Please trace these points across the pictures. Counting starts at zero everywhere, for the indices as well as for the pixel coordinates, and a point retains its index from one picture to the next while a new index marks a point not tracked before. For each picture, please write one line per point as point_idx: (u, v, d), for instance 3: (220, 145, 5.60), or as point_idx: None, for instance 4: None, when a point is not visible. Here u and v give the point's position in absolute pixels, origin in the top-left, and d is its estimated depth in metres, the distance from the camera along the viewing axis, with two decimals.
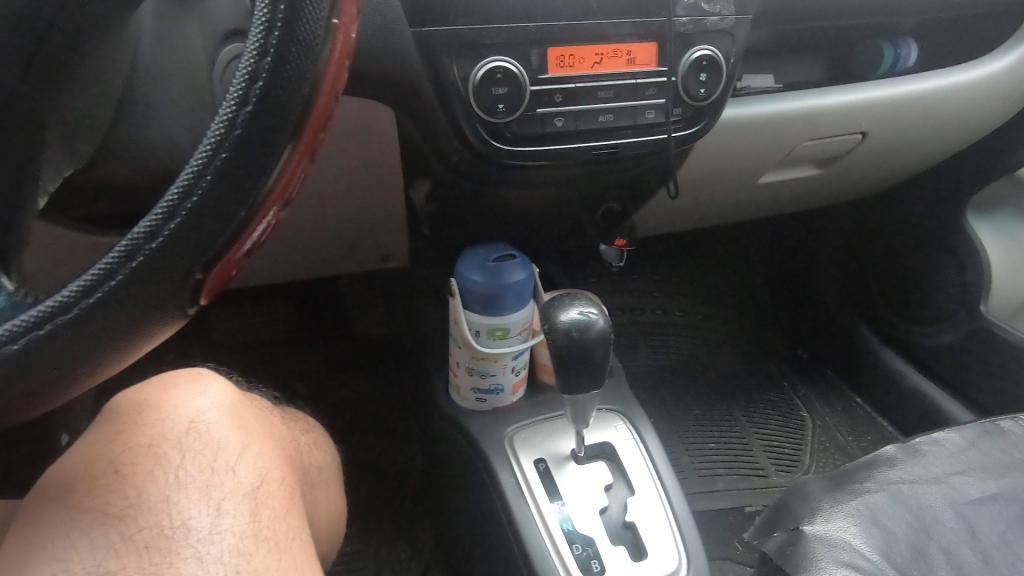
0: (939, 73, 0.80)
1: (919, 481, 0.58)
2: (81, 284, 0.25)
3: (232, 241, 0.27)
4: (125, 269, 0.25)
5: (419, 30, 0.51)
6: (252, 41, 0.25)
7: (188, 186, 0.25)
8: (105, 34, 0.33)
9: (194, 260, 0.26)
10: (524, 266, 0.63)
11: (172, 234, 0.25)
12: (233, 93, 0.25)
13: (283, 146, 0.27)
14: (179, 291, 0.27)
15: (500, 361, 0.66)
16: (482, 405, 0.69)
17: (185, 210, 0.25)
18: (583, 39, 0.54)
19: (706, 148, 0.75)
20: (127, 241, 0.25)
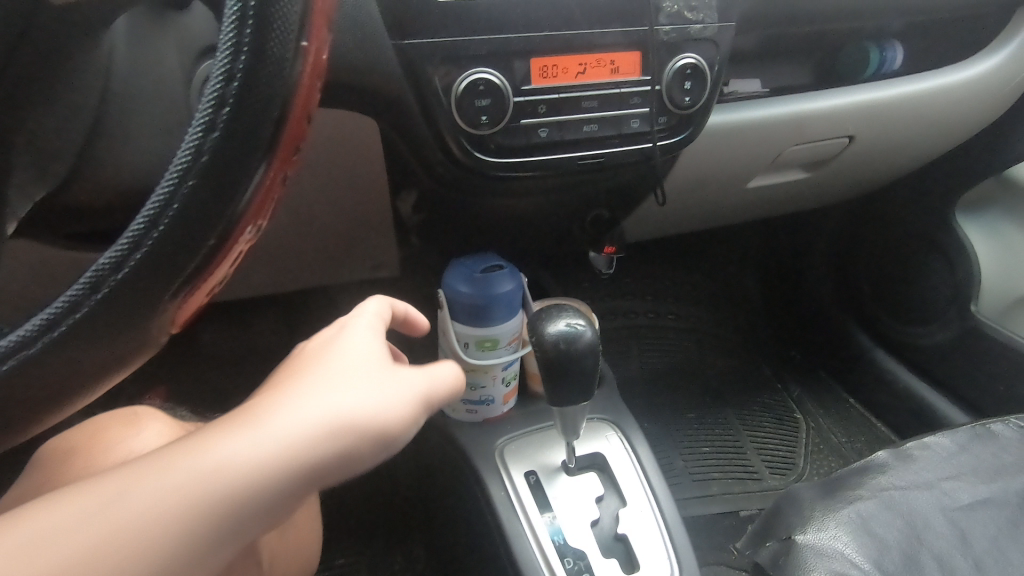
0: (924, 75, 0.80)
1: (910, 487, 0.58)
2: (46, 316, 0.25)
3: (202, 268, 0.27)
4: (91, 302, 0.25)
5: (400, 44, 0.50)
6: (217, 66, 0.24)
7: (154, 216, 0.24)
8: (71, 56, 0.32)
9: (163, 289, 0.26)
10: (513, 278, 0.63)
11: (139, 264, 0.25)
12: (199, 119, 0.25)
13: (253, 171, 0.26)
14: (149, 320, 0.27)
15: (489, 372, 0.65)
16: (473, 417, 0.68)
17: (152, 241, 0.25)
18: (566, 50, 0.54)
19: (694, 154, 0.75)
20: (92, 272, 0.24)
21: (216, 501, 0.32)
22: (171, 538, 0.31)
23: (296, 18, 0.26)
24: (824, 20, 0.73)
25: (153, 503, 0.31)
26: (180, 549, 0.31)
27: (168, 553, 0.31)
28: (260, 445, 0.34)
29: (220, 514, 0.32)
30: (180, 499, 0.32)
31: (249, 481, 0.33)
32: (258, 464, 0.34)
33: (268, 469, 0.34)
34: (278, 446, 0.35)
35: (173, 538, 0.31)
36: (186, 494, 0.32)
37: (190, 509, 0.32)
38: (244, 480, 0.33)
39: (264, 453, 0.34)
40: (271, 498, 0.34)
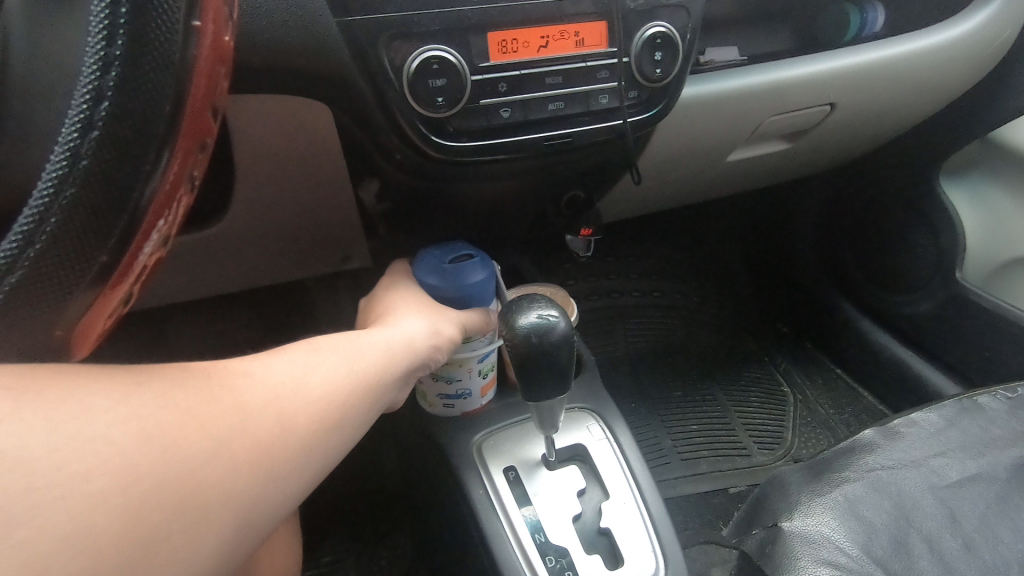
0: (906, 36, 0.77)
1: (898, 467, 0.57)
2: None
3: (100, 286, 0.24)
4: None
5: (344, 21, 0.46)
6: (89, 54, 0.21)
7: (28, 232, 0.21)
8: None
9: (50, 314, 0.23)
10: (484, 264, 0.59)
11: (16, 288, 0.21)
12: (74, 115, 0.21)
13: (150, 173, 0.23)
14: (37, 348, 0.24)
15: (464, 365, 0.61)
16: (453, 411, 0.65)
17: (27, 261, 0.21)
18: (526, 22, 0.50)
19: (671, 128, 0.71)
20: None
21: (401, 364, 0.45)
22: (385, 381, 0.43)
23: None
24: None
25: (368, 359, 0.42)
26: (387, 392, 0.43)
27: (386, 391, 0.43)
28: (416, 331, 0.49)
29: (402, 372, 0.46)
30: (384, 360, 0.44)
31: (413, 353, 0.47)
32: (421, 342, 0.49)
33: (424, 346, 0.49)
34: (426, 333, 0.50)
35: (386, 381, 0.43)
36: (387, 357, 0.44)
37: (390, 366, 0.44)
38: (412, 352, 0.47)
39: (419, 337, 0.49)
40: (417, 369, 0.48)
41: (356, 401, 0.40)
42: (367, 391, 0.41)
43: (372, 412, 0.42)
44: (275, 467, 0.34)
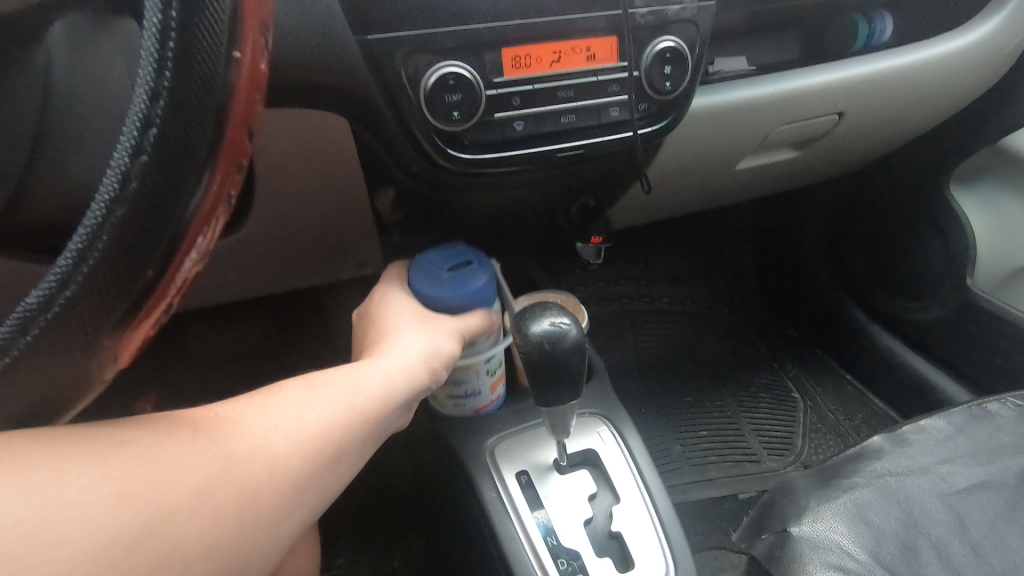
0: (914, 46, 0.78)
1: (906, 473, 0.58)
2: None
3: (144, 299, 0.25)
4: (20, 344, 0.23)
5: (364, 39, 0.48)
6: (139, 85, 0.22)
7: (83, 249, 0.22)
8: None
9: (100, 326, 0.24)
10: (484, 269, 0.57)
11: (69, 303, 0.23)
12: (124, 142, 0.22)
13: (191, 193, 0.25)
14: (85, 357, 0.25)
15: (471, 367, 0.60)
16: (463, 409, 0.66)
17: (81, 278, 0.23)
18: (539, 38, 0.51)
19: (681, 138, 0.73)
20: (18, 313, 0.23)
21: (397, 396, 0.46)
22: (379, 415, 0.44)
23: (227, 32, 0.24)
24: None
25: (361, 395, 0.44)
26: (381, 425, 0.45)
27: (380, 423, 0.44)
28: (412, 359, 0.50)
29: (400, 403, 0.47)
30: (378, 394, 0.45)
31: (409, 381, 0.48)
32: (416, 368, 0.50)
33: (421, 373, 0.50)
34: (422, 359, 0.51)
35: (381, 414, 0.45)
36: (382, 391, 0.45)
37: (385, 398, 0.45)
38: (408, 382, 0.48)
39: (415, 366, 0.50)
40: (416, 397, 0.50)
41: (349, 439, 0.41)
42: (360, 427, 0.42)
43: (367, 447, 0.43)
44: (267, 510, 0.35)
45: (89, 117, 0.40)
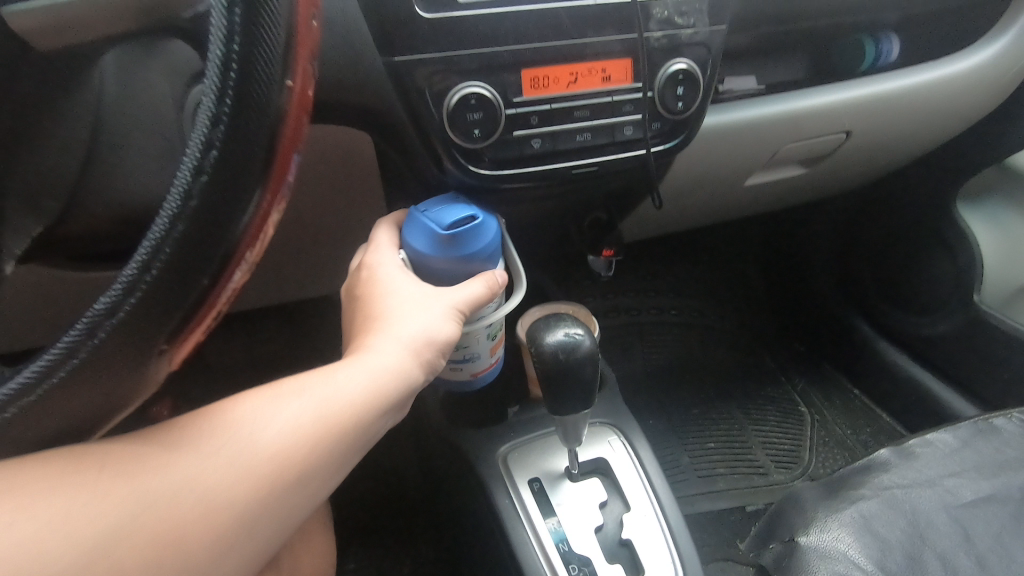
0: (921, 67, 0.79)
1: (913, 485, 0.59)
2: (45, 362, 0.25)
3: (195, 306, 0.27)
4: (85, 348, 0.25)
5: (391, 60, 0.50)
6: (202, 112, 0.25)
7: (146, 260, 0.24)
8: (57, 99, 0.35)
9: (157, 331, 0.26)
10: (488, 226, 0.52)
11: (131, 310, 0.25)
12: (187, 163, 0.25)
13: (243, 208, 0.27)
14: (142, 361, 0.27)
15: (473, 330, 0.55)
16: (461, 375, 0.60)
17: (144, 286, 0.25)
18: (557, 60, 0.53)
19: (692, 155, 0.74)
20: (85, 320, 0.25)
21: (380, 398, 0.45)
22: (358, 421, 0.43)
23: (283, 67, 0.27)
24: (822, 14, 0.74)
25: (335, 403, 0.43)
26: (364, 429, 0.44)
27: (360, 428, 0.43)
28: (400, 354, 0.47)
29: (386, 403, 0.45)
30: (356, 399, 0.44)
31: (397, 381, 0.46)
32: (405, 364, 0.47)
33: (411, 367, 0.48)
34: (412, 352, 0.48)
35: (360, 419, 0.43)
36: (361, 396, 0.44)
37: (365, 403, 0.44)
38: (395, 379, 0.46)
39: (403, 362, 0.47)
40: (411, 393, 0.48)
41: (322, 448, 0.41)
42: (334, 436, 0.42)
43: (350, 452, 0.43)
44: (219, 532, 0.36)
45: (136, 134, 0.44)
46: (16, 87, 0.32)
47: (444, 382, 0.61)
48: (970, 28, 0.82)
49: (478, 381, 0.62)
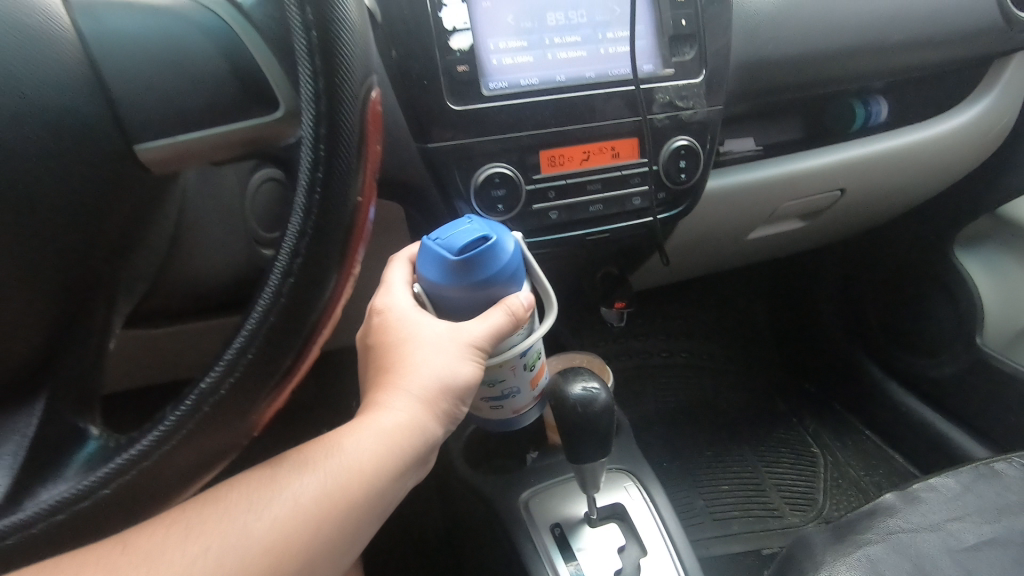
0: (909, 129, 0.85)
1: (917, 529, 0.62)
2: (169, 422, 0.33)
3: (281, 377, 0.35)
4: (200, 410, 0.33)
5: (425, 145, 0.57)
6: (292, 227, 0.33)
7: (248, 338, 0.33)
8: (161, 197, 0.45)
9: (252, 395, 0.34)
10: (504, 246, 0.45)
11: (235, 377, 0.33)
12: (280, 265, 0.33)
13: (326, 285, 0.34)
14: (240, 422, 0.35)
15: (507, 363, 0.52)
16: (502, 412, 0.58)
17: (246, 359, 0.33)
18: (571, 142, 0.60)
19: (696, 214, 0.80)
20: (202, 388, 0.33)
21: (381, 468, 0.43)
22: (359, 494, 0.42)
23: (360, 173, 0.34)
24: (825, 82, 0.77)
25: (331, 478, 0.41)
26: (368, 500, 0.42)
27: (367, 499, 0.42)
28: (403, 415, 0.45)
29: (393, 469, 0.44)
30: (353, 473, 0.42)
31: (404, 444, 0.44)
32: (410, 426, 0.45)
33: (418, 427, 0.45)
34: (416, 412, 0.46)
35: (366, 489, 0.42)
36: (358, 470, 0.42)
37: (365, 474, 0.42)
38: (399, 444, 0.44)
39: (411, 419, 0.45)
40: (423, 452, 0.46)
41: (322, 526, 0.40)
42: (334, 512, 0.40)
43: (357, 524, 0.41)
44: None
45: (211, 218, 0.56)
46: (132, 195, 0.41)
47: (488, 423, 0.59)
48: (956, 90, 0.87)
49: (521, 416, 0.60)
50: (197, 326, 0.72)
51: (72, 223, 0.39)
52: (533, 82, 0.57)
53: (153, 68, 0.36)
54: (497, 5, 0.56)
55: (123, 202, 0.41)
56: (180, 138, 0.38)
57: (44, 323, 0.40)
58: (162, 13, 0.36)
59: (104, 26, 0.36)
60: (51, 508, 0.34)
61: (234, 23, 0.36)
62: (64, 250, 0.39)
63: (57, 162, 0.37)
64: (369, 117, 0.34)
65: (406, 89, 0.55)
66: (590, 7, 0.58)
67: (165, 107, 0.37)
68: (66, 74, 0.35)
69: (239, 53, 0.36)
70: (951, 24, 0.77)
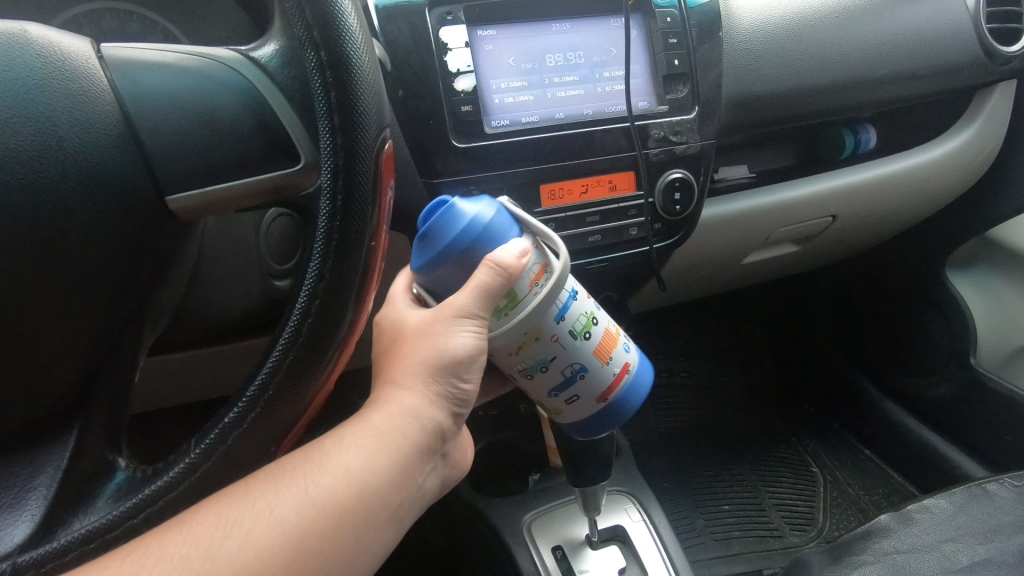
0: (897, 156, 0.87)
1: (911, 549, 0.63)
2: (203, 445, 0.38)
3: (303, 403, 0.40)
4: (232, 433, 0.38)
5: (431, 180, 0.59)
6: (311, 270, 0.39)
7: (273, 368, 0.38)
8: (186, 240, 0.47)
9: (277, 420, 0.39)
10: (460, 209, 0.42)
11: (262, 403, 0.38)
12: (300, 304, 0.38)
13: (341, 322, 0.39)
14: (265, 445, 0.40)
15: (545, 337, 0.45)
16: (584, 404, 0.51)
17: (271, 386, 0.38)
18: (571, 176, 0.63)
19: (693, 241, 0.83)
20: (232, 415, 0.38)
21: (369, 465, 0.40)
22: (347, 495, 0.39)
23: (372, 226, 0.39)
24: (816, 114, 0.79)
25: (313, 484, 0.39)
26: (359, 500, 0.40)
27: (356, 499, 0.39)
28: (394, 406, 0.43)
29: (384, 467, 0.41)
30: (337, 476, 0.39)
31: (396, 437, 0.42)
32: (403, 416, 0.42)
33: (412, 414, 0.42)
34: (409, 399, 0.43)
35: (354, 489, 0.39)
36: (344, 471, 0.40)
37: (352, 474, 0.40)
38: (390, 436, 0.42)
39: (403, 411, 0.43)
40: (425, 442, 0.43)
41: (305, 534, 0.37)
42: (318, 517, 0.38)
43: (350, 530, 0.39)
44: None
45: (227, 251, 0.59)
46: (159, 243, 0.43)
47: (584, 423, 0.53)
48: (942, 116, 0.89)
49: (613, 404, 0.52)
50: (210, 352, 0.74)
51: (108, 268, 0.41)
52: (533, 119, 0.60)
53: (185, 125, 0.39)
54: (499, 48, 0.59)
55: (156, 248, 0.43)
56: (209, 188, 0.41)
57: (78, 362, 0.42)
58: (191, 72, 0.39)
59: (140, 88, 0.39)
60: (84, 537, 0.37)
61: (261, 85, 0.40)
62: (98, 293, 0.42)
63: (95, 213, 0.39)
64: (382, 180, 0.40)
65: (414, 128, 0.58)
66: (587, 49, 0.62)
67: (196, 160, 0.40)
68: (113, 134, 0.38)
69: (265, 113, 0.40)
70: (933, 58, 0.80)
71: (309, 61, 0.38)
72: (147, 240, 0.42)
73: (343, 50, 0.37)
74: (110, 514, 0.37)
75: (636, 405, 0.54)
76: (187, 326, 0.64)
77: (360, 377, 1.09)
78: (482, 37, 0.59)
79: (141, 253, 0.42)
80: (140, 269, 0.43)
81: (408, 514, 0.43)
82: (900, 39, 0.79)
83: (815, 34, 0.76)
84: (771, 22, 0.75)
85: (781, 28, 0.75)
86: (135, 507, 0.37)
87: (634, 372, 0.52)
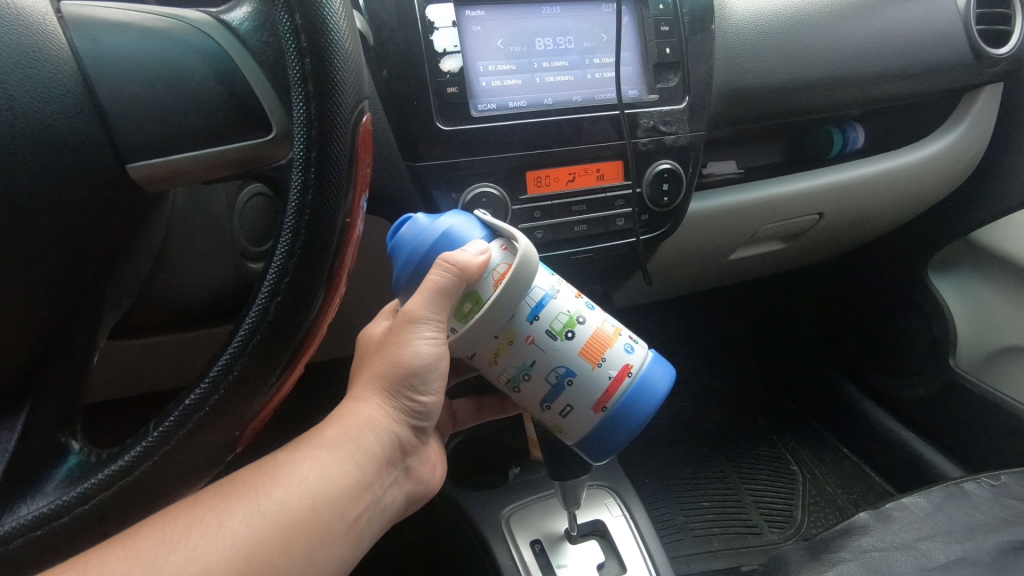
0: (884, 157, 0.86)
1: (889, 547, 0.63)
2: (163, 430, 0.36)
3: (271, 387, 0.38)
4: (192, 418, 0.36)
5: (413, 164, 0.58)
6: (281, 246, 0.37)
7: (239, 349, 0.36)
8: (148, 213, 0.45)
9: (244, 404, 0.37)
10: (417, 221, 0.45)
11: (226, 385, 0.36)
12: (269, 283, 0.37)
13: (312, 305, 0.38)
14: (227, 432, 0.38)
15: (519, 339, 0.45)
16: (580, 416, 0.48)
17: (236, 367, 0.36)
18: (558, 164, 0.61)
19: (681, 236, 0.81)
20: (194, 397, 0.36)
21: (321, 476, 0.44)
22: (298, 507, 0.42)
23: (346, 202, 0.38)
24: (805, 111, 0.79)
25: (264, 496, 0.42)
26: (312, 510, 0.43)
27: (315, 506, 0.43)
28: (349, 420, 0.46)
29: (339, 477, 0.45)
30: (289, 487, 0.43)
31: (349, 448, 0.46)
32: (358, 426, 0.46)
33: (366, 426, 0.46)
34: (365, 411, 0.47)
35: (307, 497, 0.43)
36: (296, 483, 0.43)
37: (305, 485, 0.43)
38: (345, 448, 0.45)
39: (361, 425, 0.46)
40: (380, 453, 0.47)
41: (258, 545, 0.40)
42: (268, 526, 0.41)
43: (301, 540, 0.42)
44: None
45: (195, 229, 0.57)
46: (112, 215, 0.41)
47: (590, 440, 0.49)
48: (929, 116, 0.89)
49: (613, 412, 0.48)
50: (179, 337, 0.72)
51: (60, 244, 0.39)
52: (521, 104, 0.59)
53: (150, 88, 0.38)
54: (488, 30, 0.58)
55: (113, 221, 0.41)
56: (170, 158, 0.39)
57: (32, 339, 0.41)
58: (160, 35, 0.38)
59: (101, 48, 0.37)
60: (31, 524, 0.35)
61: (232, 51, 0.39)
62: (49, 265, 0.40)
63: (47, 181, 0.37)
64: (358, 156, 0.38)
65: (396, 109, 0.56)
66: (577, 34, 0.60)
67: (159, 129, 0.38)
68: (68, 93, 0.36)
69: (235, 81, 0.39)
70: (922, 58, 0.80)
71: (283, 25, 0.36)
72: (106, 209, 0.40)
73: (319, 16, 0.36)
74: (62, 498, 0.36)
75: (651, 410, 0.49)
76: (156, 308, 0.62)
77: (340, 366, 1.07)
78: (469, 17, 0.57)
79: (97, 225, 0.41)
80: (96, 241, 0.41)
81: (365, 526, 0.47)
82: (891, 37, 0.78)
83: (806, 30, 0.75)
84: (763, 18, 0.74)
85: (772, 22, 0.75)
86: (85, 493, 0.35)
87: (639, 372, 0.48)
